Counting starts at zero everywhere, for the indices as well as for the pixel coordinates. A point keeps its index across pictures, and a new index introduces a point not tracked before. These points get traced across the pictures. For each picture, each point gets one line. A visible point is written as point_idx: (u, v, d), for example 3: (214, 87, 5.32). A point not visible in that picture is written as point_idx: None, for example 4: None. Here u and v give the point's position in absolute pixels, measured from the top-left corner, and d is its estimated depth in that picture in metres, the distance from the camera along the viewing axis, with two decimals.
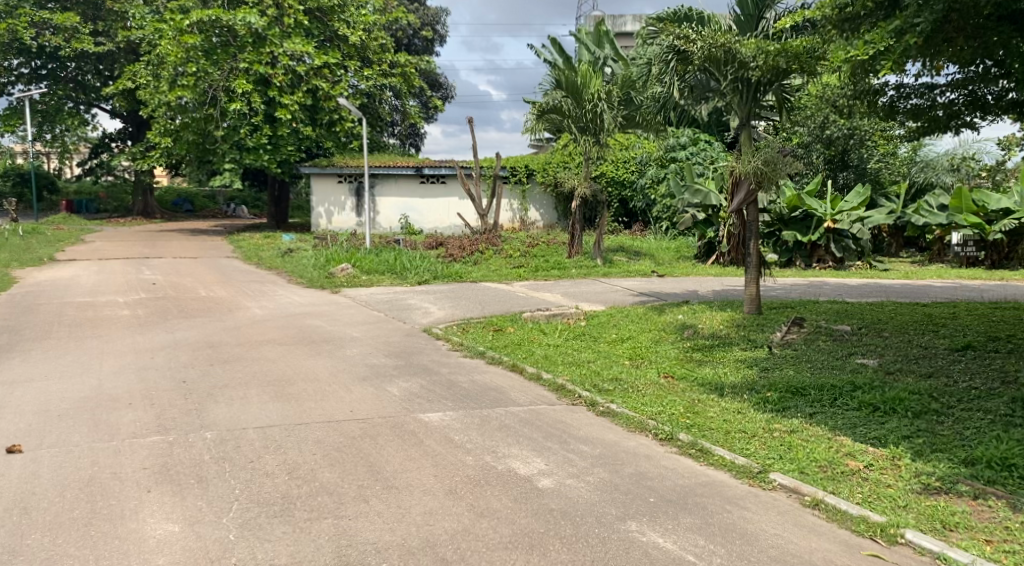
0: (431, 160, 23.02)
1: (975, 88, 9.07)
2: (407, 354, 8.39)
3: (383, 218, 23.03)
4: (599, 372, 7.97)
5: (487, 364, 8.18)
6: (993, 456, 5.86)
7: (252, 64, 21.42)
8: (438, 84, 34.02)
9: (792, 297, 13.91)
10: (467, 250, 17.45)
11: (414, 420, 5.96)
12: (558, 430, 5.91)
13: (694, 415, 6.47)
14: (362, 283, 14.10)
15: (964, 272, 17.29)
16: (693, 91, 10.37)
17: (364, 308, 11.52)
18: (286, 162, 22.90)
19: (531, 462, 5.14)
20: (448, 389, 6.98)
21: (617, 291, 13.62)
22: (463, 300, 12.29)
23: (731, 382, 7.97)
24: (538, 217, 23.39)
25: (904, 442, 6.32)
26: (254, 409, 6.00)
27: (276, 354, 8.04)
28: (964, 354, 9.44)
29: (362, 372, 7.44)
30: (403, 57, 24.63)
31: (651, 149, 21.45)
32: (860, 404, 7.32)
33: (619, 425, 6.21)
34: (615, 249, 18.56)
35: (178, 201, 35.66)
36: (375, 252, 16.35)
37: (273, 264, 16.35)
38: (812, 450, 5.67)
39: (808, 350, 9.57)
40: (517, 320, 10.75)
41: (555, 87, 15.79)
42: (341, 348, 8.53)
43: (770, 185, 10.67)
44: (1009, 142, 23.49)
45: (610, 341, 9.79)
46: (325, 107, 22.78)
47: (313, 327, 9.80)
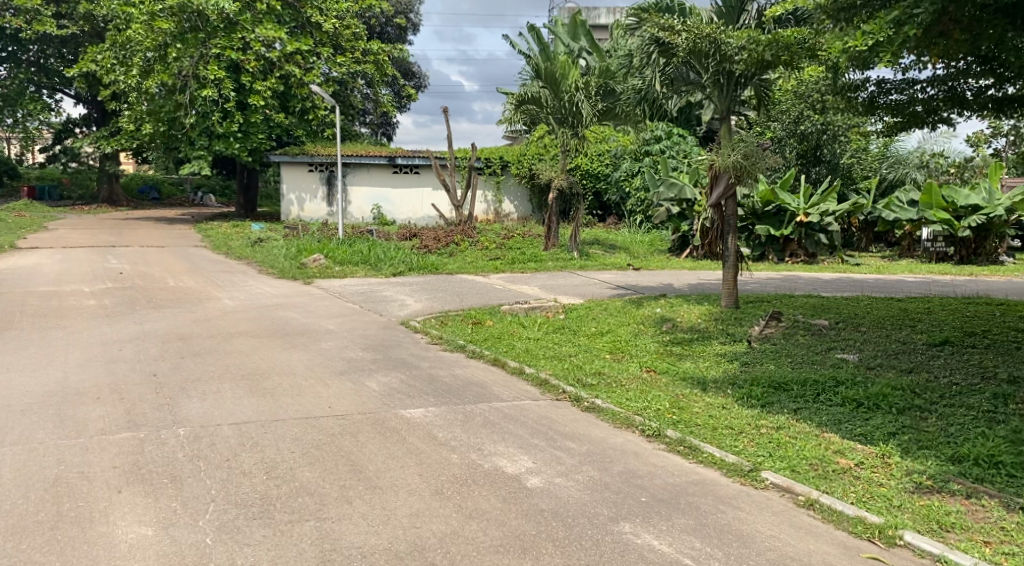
0: (404, 150, 22.76)
1: (955, 84, 9.07)
2: (385, 348, 8.21)
3: (355, 208, 22.74)
4: (581, 366, 7.83)
5: (467, 358, 8.02)
6: (979, 453, 5.84)
7: (223, 50, 21.03)
8: (411, 73, 33.69)
9: (768, 292, 13.89)
10: (442, 241, 17.26)
11: (395, 416, 5.79)
12: (544, 426, 5.78)
13: (679, 410, 6.36)
14: (335, 274, 13.87)
15: (933, 268, 17.42)
16: (673, 84, 10.30)
17: (339, 299, 11.29)
18: (257, 152, 22.49)
19: (520, 460, 5.00)
20: (429, 384, 6.82)
21: (594, 284, 13.51)
22: (440, 292, 12.12)
23: (712, 377, 7.87)
24: (512, 209, 23.25)
25: (891, 440, 6.27)
26: (228, 404, 5.78)
27: (249, 347, 7.82)
28: (943, 349, 9.45)
29: (340, 366, 7.25)
30: (377, 44, 24.22)
31: (626, 143, 21.32)
32: (843, 399, 7.25)
33: (605, 420, 6.08)
34: (590, 242, 18.46)
35: (144, 189, 35.04)
36: (348, 242, 16.09)
37: (243, 254, 16.03)
38: (801, 447, 5.58)
39: (787, 344, 9.51)
40: (495, 313, 10.60)
41: (533, 78, 15.66)
42: (317, 341, 8.31)
43: (749, 179, 10.58)
44: (978, 140, 23.74)
45: (589, 335, 9.66)
46: (297, 94, 22.42)
47: (286, 319, 9.57)
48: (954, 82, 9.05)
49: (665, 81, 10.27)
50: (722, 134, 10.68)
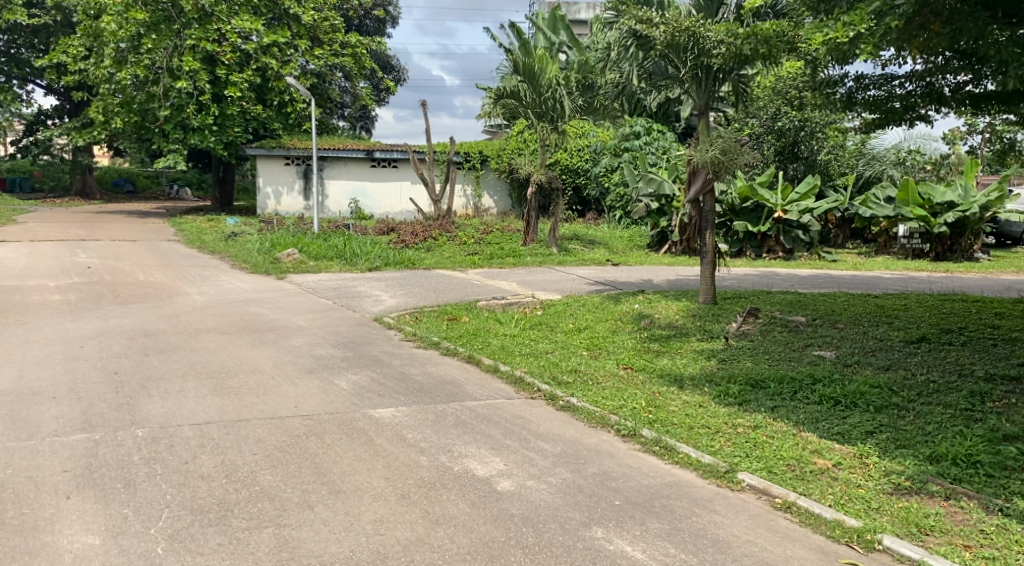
0: (382, 144, 22.55)
1: (933, 80, 9.07)
2: (356, 345, 8.03)
3: (332, 202, 22.47)
4: (557, 363, 7.69)
5: (441, 356, 7.86)
6: (958, 453, 5.77)
7: (198, 41, 20.68)
8: (391, 66, 33.42)
9: (746, 287, 13.82)
10: (420, 236, 17.08)
11: (364, 416, 5.63)
12: (517, 426, 5.64)
13: (655, 409, 6.24)
14: (310, 269, 13.67)
15: (910, 264, 17.44)
16: (651, 77, 10.26)
17: (312, 295, 11.09)
18: (233, 145, 22.17)
19: (491, 462, 4.86)
20: (401, 382, 6.66)
21: (572, 280, 13.38)
22: (416, 288, 11.93)
23: (689, 374, 7.76)
24: (492, 204, 23.08)
25: (869, 439, 6.19)
26: (191, 404, 5.61)
27: (216, 345, 7.63)
28: (920, 346, 9.40)
29: (310, 364, 7.08)
30: (355, 37, 23.96)
31: (606, 138, 21.14)
32: (820, 397, 7.17)
33: (580, 420, 5.94)
34: (569, 238, 18.34)
35: (119, 181, 34.61)
36: (324, 237, 15.87)
37: (216, 248, 15.77)
38: (778, 447, 5.47)
39: (765, 341, 9.43)
40: (472, 308, 10.45)
41: (511, 71, 15.41)
42: (287, 339, 8.13)
43: (728, 174, 10.48)
44: (955, 137, 23.83)
45: (566, 331, 9.53)
46: (274, 87, 22.18)
47: (256, 315, 9.37)
48: (932, 78, 9.06)
49: (643, 75, 10.25)
50: (700, 128, 10.59)
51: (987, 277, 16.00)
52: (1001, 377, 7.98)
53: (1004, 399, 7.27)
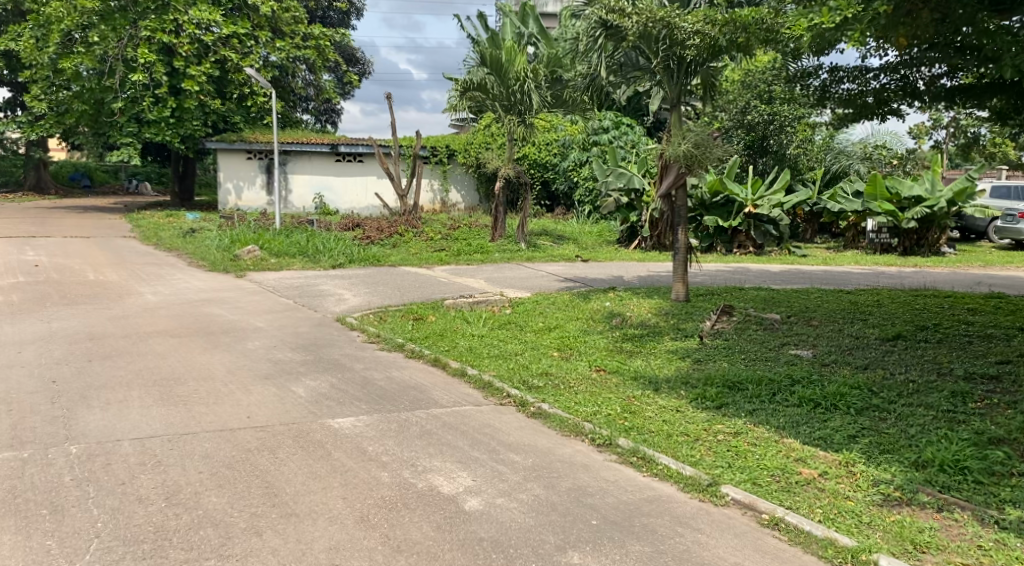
0: (346, 137, 22.08)
1: (908, 73, 8.97)
2: (316, 348, 7.64)
3: (296, 197, 21.95)
4: (527, 366, 7.37)
5: (406, 359, 7.49)
6: (945, 458, 5.53)
7: (154, 32, 20.07)
8: (355, 59, 32.88)
9: (718, 284, 13.61)
10: (385, 232, 16.67)
11: (322, 427, 5.27)
12: (487, 436, 5.31)
13: (631, 415, 5.94)
14: (271, 266, 13.23)
15: (879, 259, 17.36)
16: (621, 69, 10.07)
17: (271, 294, 10.66)
18: (192, 138, 21.53)
19: (458, 477, 4.54)
20: (362, 388, 6.29)
21: (541, 277, 13.07)
22: (381, 286, 11.54)
23: (664, 376, 7.49)
24: (459, 199, 22.71)
25: (852, 444, 5.94)
26: (133, 416, 5.25)
27: (166, 349, 7.24)
28: (896, 344, 9.23)
29: (266, 369, 6.70)
30: (318, 28, 23.39)
31: (575, 132, 20.83)
32: (799, 399, 6.93)
33: (553, 429, 5.62)
34: (538, 233, 18.05)
35: (75, 176, 33.80)
36: (285, 233, 15.41)
37: (173, 245, 15.23)
38: (762, 456, 5.19)
39: (739, 340, 9.19)
40: (438, 308, 10.09)
41: (478, 64, 15.04)
42: (242, 342, 7.73)
43: (700, 170, 10.20)
44: (921, 132, 23.87)
45: (537, 331, 9.23)
46: (234, 79, 21.62)
47: (211, 316, 8.95)
48: (907, 70, 8.95)
49: (613, 68, 10.06)
50: (671, 122, 10.37)
51: (956, 271, 15.98)
52: (980, 376, 7.79)
53: (986, 399, 7.07)
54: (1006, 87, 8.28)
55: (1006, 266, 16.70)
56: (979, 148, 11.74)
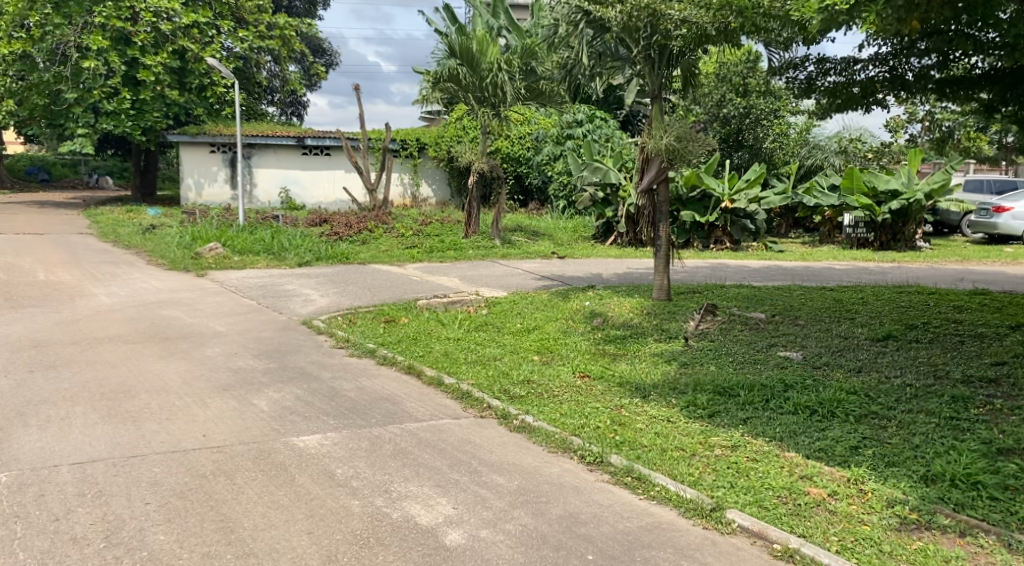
0: (314, 130, 21.49)
1: (896, 64, 8.65)
2: (279, 354, 7.15)
3: (261, 192, 21.34)
4: (507, 373, 6.93)
5: (378, 366, 7.03)
6: (956, 472, 5.18)
7: (110, 19, 19.42)
8: (322, 50, 32.26)
9: (698, 281, 13.26)
10: (354, 227, 16.15)
11: (285, 448, 4.82)
12: (467, 454, 4.87)
13: (621, 428, 5.51)
14: (234, 264, 12.67)
15: (856, 254, 17.12)
16: (601, 58, 9.60)
17: (234, 294, 10.14)
18: (153, 131, 20.82)
19: (436, 505, 4.12)
20: (330, 400, 5.83)
21: (517, 274, 12.64)
22: (350, 285, 11.04)
23: (651, 381, 7.08)
24: (430, 193, 22.21)
25: (855, 456, 5.56)
26: (74, 436, 4.74)
27: (117, 357, 6.72)
28: (887, 345, 8.90)
29: (225, 380, 6.22)
30: (283, 18, 22.86)
31: (548, 125, 20.42)
32: (794, 406, 6.55)
33: (538, 444, 5.19)
34: (512, 229, 17.62)
35: (33, 170, 32.86)
36: (249, 229, 14.82)
37: (131, 242, 14.61)
38: (765, 474, 4.78)
39: (725, 341, 8.83)
40: (411, 308, 9.63)
41: (448, 54, 14.51)
42: (200, 348, 7.24)
43: (682, 163, 9.80)
44: (896, 125, 23.66)
45: (514, 332, 8.81)
46: (195, 70, 20.89)
47: (169, 319, 8.43)
48: (896, 61, 8.65)
49: (592, 55, 9.57)
50: (652, 115, 9.91)
51: (934, 266, 15.79)
52: (978, 379, 7.47)
53: (987, 404, 6.74)
54: (1000, 78, 8.17)
55: (983, 261, 16.55)
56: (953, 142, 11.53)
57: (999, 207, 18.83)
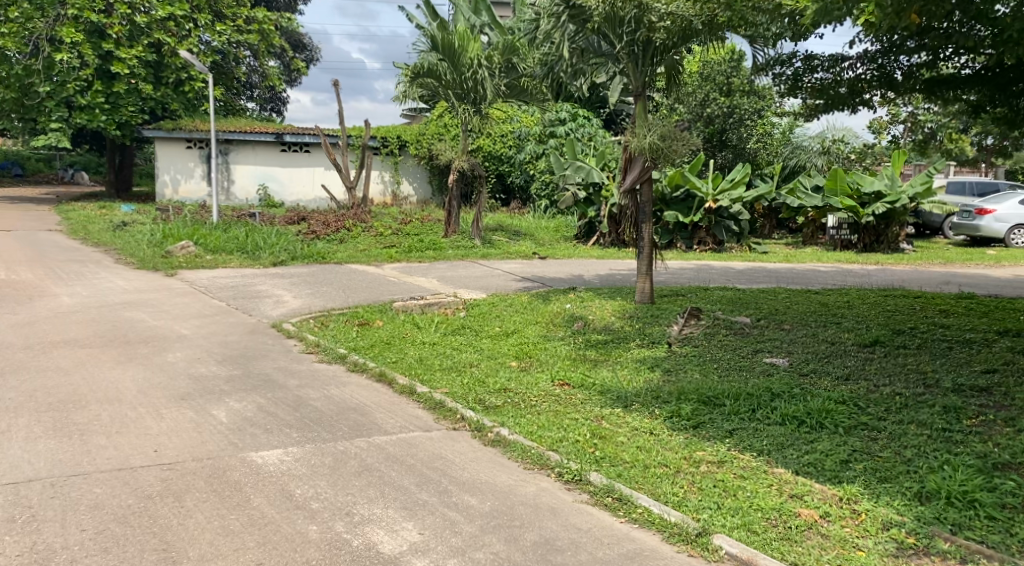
0: (292, 127, 21.08)
1: (886, 61, 8.43)
2: (245, 360, 6.82)
3: (238, 188, 20.90)
4: (483, 380, 6.62)
5: (348, 373, 6.71)
6: (952, 489, 4.93)
7: (83, 10, 18.96)
8: (302, 46, 31.80)
9: (682, 283, 13.01)
10: (332, 225, 15.80)
11: (241, 464, 4.53)
12: (438, 471, 4.59)
13: (601, 442, 5.22)
14: (205, 263, 12.30)
15: (839, 256, 16.93)
16: (584, 55, 9.34)
17: (204, 295, 9.78)
18: (128, 125, 20.38)
19: (401, 531, 3.87)
20: (295, 410, 5.53)
21: (497, 276, 12.36)
22: (324, 286, 10.70)
23: (633, 390, 6.80)
24: (411, 191, 21.87)
25: (846, 472, 5.30)
26: (13, 453, 4.44)
27: (72, 363, 6.39)
28: (875, 351, 8.67)
29: (185, 388, 5.91)
30: (262, 12, 22.35)
31: (531, 123, 20.11)
32: (781, 417, 6.29)
33: (513, 459, 4.91)
34: (493, 228, 17.32)
35: (6, 165, 32.19)
36: (223, 227, 14.45)
37: (101, 239, 14.21)
38: (754, 493, 4.52)
39: (710, 347, 8.56)
40: (386, 311, 9.31)
41: (428, 48, 14.11)
42: (161, 353, 6.89)
43: (666, 162, 9.52)
44: (880, 126, 23.51)
45: (492, 336, 8.52)
46: (171, 64, 20.43)
47: (132, 321, 8.08)
48: (885, 60, 8.44)
49: (574, 51, 9.28)
50: (636, 112, 9.62)
51: (919, 269, 15.63)
52: (970, 388, 7.22)
53: (981, 415, 6.48)
54: (988, 78, 7.94)
55: (968, 264, 16.40)
56: (935, 144, 11.36)
57: (981, 209, 18.67)
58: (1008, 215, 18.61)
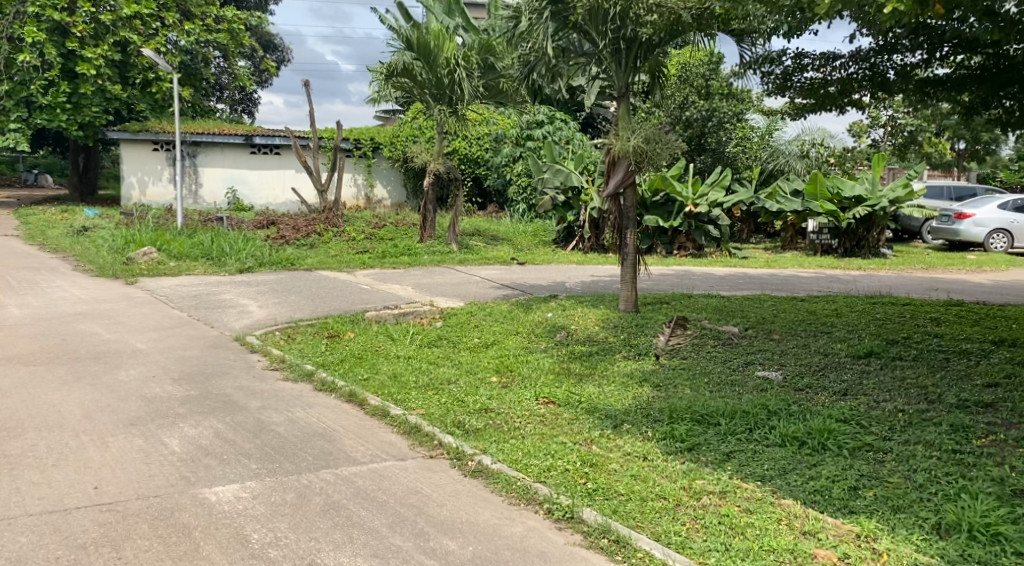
0: (262, 128, 20.49)
1: (878, 60, 8.04)
2: (203, 378, 6.29)
3: (206, 192, 20.28)
4: (463, 399, 6.15)
5: (315, 392, 6.21)
6: (974, 521, 4.53)
7: (44, 8, 18.25)
8: (274, 46, 31.17)
9: (665, 290, 12.64)
10: (302, 231, 15.24)
11: (192, 501, 4.05)
12: (413, 509, 4.14)
13: (592, 471, 4.75)
14: (168, 270, 11.72)
15: (822, 261, 16.64)
16: (565, 54, 8.91)
17: (164, 305, 9.23)
18: (91, 126, 19.67)
19: None
20: (255, 436, 5.03)
21: (475, 282, 11.90)
22: (292, 295, 10.20)
23: (621, 408, 6.35)
24: (384, 194, 21.37)
25: (856, 500, 4.88)
26: None
27: (12, 384, 5.83)
28: (870, 363, 8.29)
29: (136, 411, 5.39)
30: (231, 11, 21.72)
31: (507, 126, 19.66)
32: (781, 438, 5.85)
33: (496, 493, 4.46)
34: (469, 232, 16.86)
35: None
36: (188, 232, 13.86)
37: (59, 245, 13.55)
38: (764, 531, 4.11)
39: (700, 359, 8.14)
40: (358, 321, 8.83)
41: (403, 48, 13.60)
42: (113, 371, 6.34)
43: (652, 166, 9.08)
44: (859, 129, 23.31)
45: (470, 348, 8.05)
46: (137, 64, 19.76)
47: (84, 335, 7.51)
48: (877, 59, 8.06)
49: (555, 50, 8.85)
50: (619, 114, 9.19)
51: (903, 274, 15.38)
52: (974, 404, 6.83)
53: (990, 434, 6.09)
54: (984, 77, 7.55)
55: (950, 268, 16.18)
56: (917, 148, 11.08)
57: (960, 214, 18.49)
58: (987, 219, 18.31)
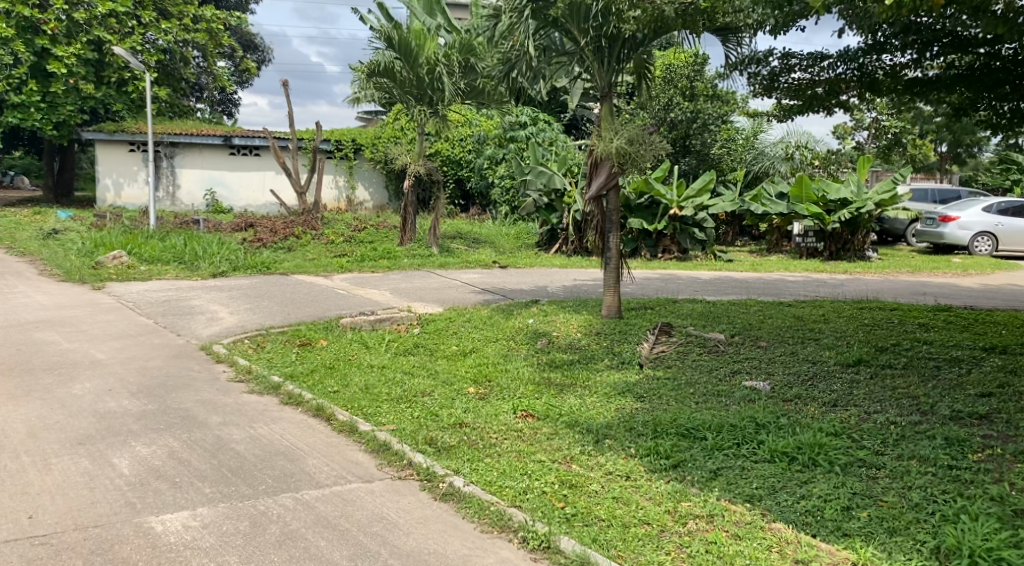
0: (240, 129, 20.08)
1: (867, 60, 7.72)
2: (163, 392, 5.95)
3: (184, 193, 19.88)
4: (436, 413, 5.84)
5: (281, 406, 5.88)
6: (975, 546, 4.28)
7: (15, 6, 17.80)
8: (254, 46, 30.72)
9: (649, 295, 12.36)
10: (279, 233, 14.89)
11: (135, 531, 3.76)
12: (376, 538, 3.85)
13: (571, 494, 4.44)
14: (138, 274, 11.34)
15: (808, 264, 16.42)
16: (547, 53, 8.66)
17: (130, 312, 8.85)
18: (65, 125, 19.25)
19: None
20: (212, 456, 4.71)
21: (455, 287, 11.58)
22: (265, 300, 9.85)
23: (603, 422, 6.05)
24: (365, 196, 21.00)
25: (850, 522, 4.61)
26: None
27: None
28: (859, 371, 8.03)
29: (87, 428, 5.06)
30: (210, 11, 21.29)
31: (490, 127, 19.34)
32: (770, 453, 5.55)
33: (467, 518, 4.17)
34: (451, 235, 16.55)
35: None
36: (161, 236, 13.47)
37: (26, 249, 13.13)
38: (752, 561, 3.84)
39: (685, 368, 7.85)
40: (331, 328, 8.49)
41: (383, 48, 13.27)
42: (67, 384, 5.99)
43: (636, 167, 8.79)
44: (844, 132, 23.14)
45: (447, 357, 7.74)
46: (112, 62, 19.32)
47: (41, 344, 7.15)
48: (866, 59, 7.74)
49: (537, 49, 8.58)
50: (601, 114, 8.90)
51: (889, 278, 15.18)
52: (968, 416, 6.59)
53: (986, 448, 5.83)
54: (974, 78, 7.24)
55: (937, 272, 16.00)
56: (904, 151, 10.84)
57: (945, 216, 18.34)
58: (972, 222, 18.13)
